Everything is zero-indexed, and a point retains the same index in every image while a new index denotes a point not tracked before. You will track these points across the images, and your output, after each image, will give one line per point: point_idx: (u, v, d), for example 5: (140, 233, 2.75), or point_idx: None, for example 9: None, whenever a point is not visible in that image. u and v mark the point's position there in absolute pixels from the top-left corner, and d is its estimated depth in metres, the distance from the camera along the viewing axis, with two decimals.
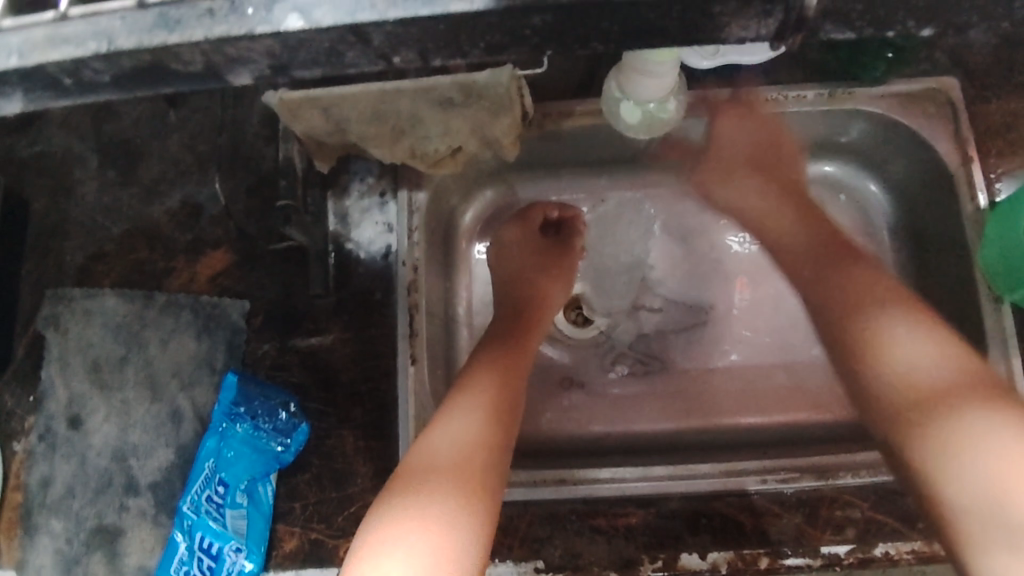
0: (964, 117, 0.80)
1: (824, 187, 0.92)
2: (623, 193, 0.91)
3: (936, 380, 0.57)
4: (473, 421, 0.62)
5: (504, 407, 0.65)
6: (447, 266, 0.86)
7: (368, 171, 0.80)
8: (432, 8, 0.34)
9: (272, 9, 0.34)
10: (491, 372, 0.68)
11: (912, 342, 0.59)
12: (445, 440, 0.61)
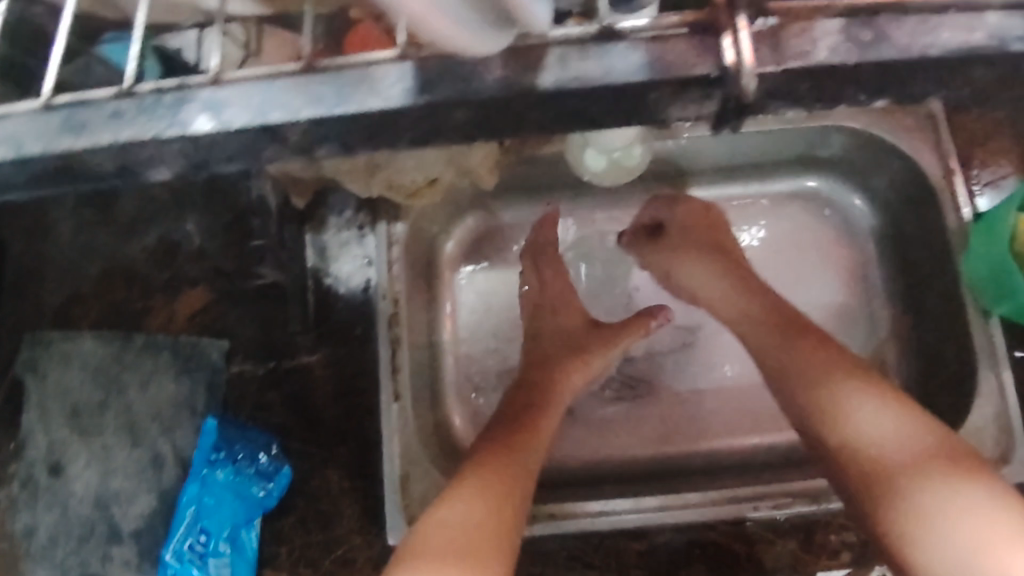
0: (945, 129, 0.79)
1: (809, 201, 0.90)
2: (605, 213, 0.89)
3: (918, 470, 0.53)
4: (484, 511, 0.58)
5: (515, 496, 0.60)
6: (430, 296, 0.85)
7: (345, 205, 0.79)
8: (344, 106, 0.35)
9: (178, 111, 0.36)
10: (503, 459, 0.63)
11: (890, 424, 0.56)
12: (454, 527, 0.56)
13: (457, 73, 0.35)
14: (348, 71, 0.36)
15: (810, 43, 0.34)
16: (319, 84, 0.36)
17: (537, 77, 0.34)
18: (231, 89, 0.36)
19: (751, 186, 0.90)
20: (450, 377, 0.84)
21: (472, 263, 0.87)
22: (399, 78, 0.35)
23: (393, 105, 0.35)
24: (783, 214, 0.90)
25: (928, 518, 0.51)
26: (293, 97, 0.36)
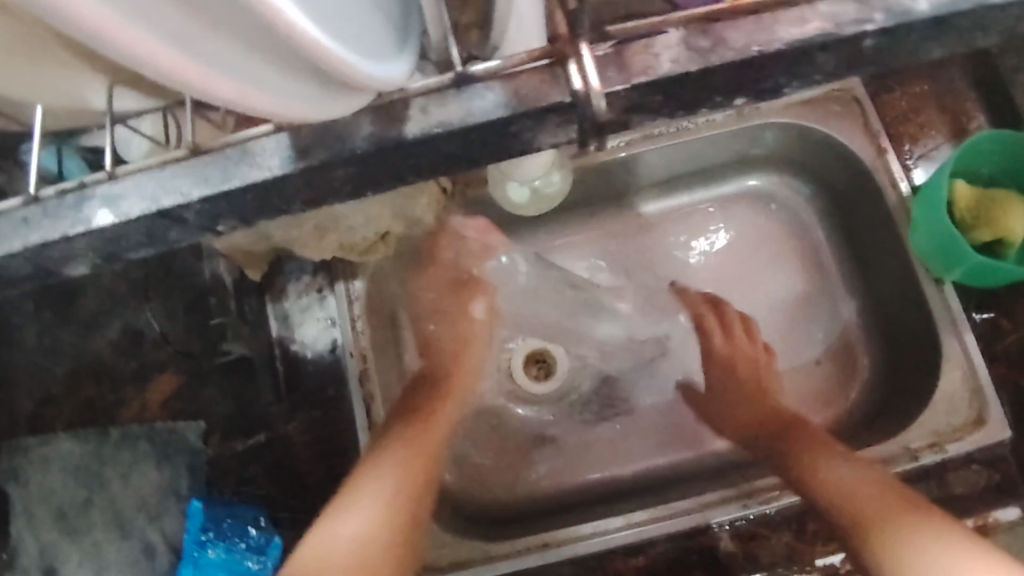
0: (871, 112, 0.82)
1: (753, 201, 0.92)
2: (558, 240, 0.91)
3: (920, 538, 0.58)
4: (399, 489, 0.69)
5: (427, 478, 0.71)
6: (397, 347, 0.86)
7: (302, 269, 0.80)
8: (233, 180, 0.37)
9: (82, 208, 0.38)
10: (417, 440, 0.73)
11: (889, 498, 0.63)
12: (374, 510, 0.67)
13: (348, 133, 0.37)
14: (232, 147, 0.38)
15: (655, 59, 0.36)
16: (209, 164, 0.38)
17: (403, 128, 0.36)
18: (125, 181, 0.38)
19: (697, 193, 0.92)
20: None
21: None
22: (277, 148, 0.37)
23: (275, 174, 0.37)
24: (732, 215, 0.92)
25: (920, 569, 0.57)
26: (185, 179, 0.37)
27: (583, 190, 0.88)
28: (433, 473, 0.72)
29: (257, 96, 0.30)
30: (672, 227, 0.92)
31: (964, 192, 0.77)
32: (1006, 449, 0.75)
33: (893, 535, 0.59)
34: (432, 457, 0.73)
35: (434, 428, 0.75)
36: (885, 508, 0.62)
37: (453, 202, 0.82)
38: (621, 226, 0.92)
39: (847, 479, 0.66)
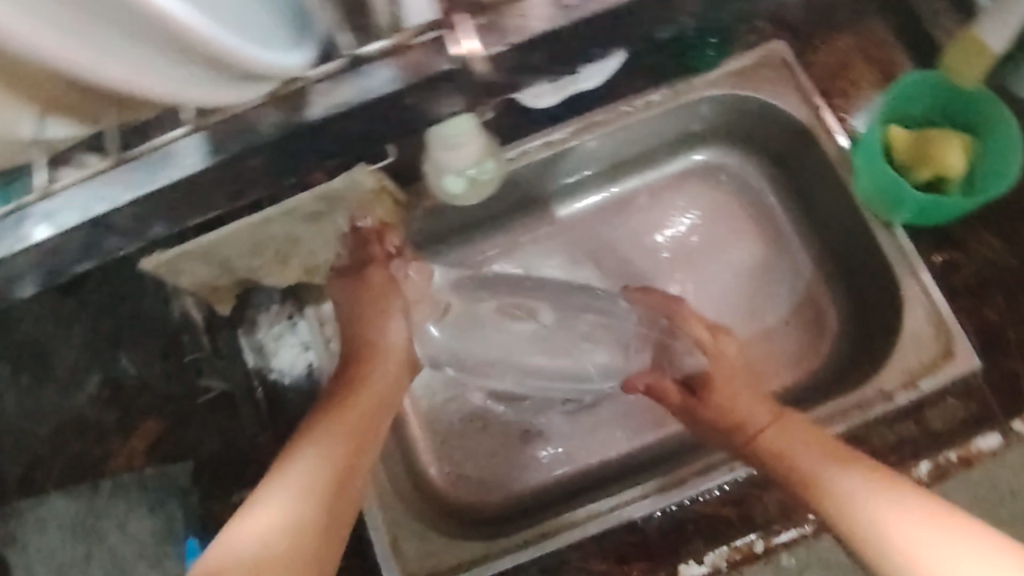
0: (802, 72, 0.84)
1: (702, 175, 0.94)
2: (523, 240, 0.94)
3: (901, 517, 0.58)
4: (319, 477, 0.62)
5: (352, 465, 0.65)
6: None
7: (271, 299, 0.81)
8: (157, 183, 0.39)
9: (20, 225, 0.40)
10: (338, 422, 0.67)
11: (872, 488, 0.61)
12: (286, 499, 0.59)
13: (258, 133, 0.38)
14: (152, 151, 0.39)
15: (523, 17, 0.36)
16: (133, 169, 0.39)
17: (304, 113, 0.38)
18: (60, 197, 0.39)
19: (648, 175, 0.94)
20: (416, 434, 0.87)
21: None
22: (194, 148, 0.38)
23: (195, 172, 0.39)
24: (685, 191, 0.94)
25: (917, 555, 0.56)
26: (113, 188, 0.39)
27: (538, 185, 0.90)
28: (355, 461, 0.65)
29: (151, 79, 0.31)
30: (630, 212, 0.94)
31: (899, 136, 0.81)
32: (979, 378, 0.76)
33: (880, 516, 0.59)
34: (352, 449, 0.66)
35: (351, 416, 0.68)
36: (866, 500, 0.60)
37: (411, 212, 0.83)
38: (591, 214, 0.94)
39: (828, 468, 0.64)
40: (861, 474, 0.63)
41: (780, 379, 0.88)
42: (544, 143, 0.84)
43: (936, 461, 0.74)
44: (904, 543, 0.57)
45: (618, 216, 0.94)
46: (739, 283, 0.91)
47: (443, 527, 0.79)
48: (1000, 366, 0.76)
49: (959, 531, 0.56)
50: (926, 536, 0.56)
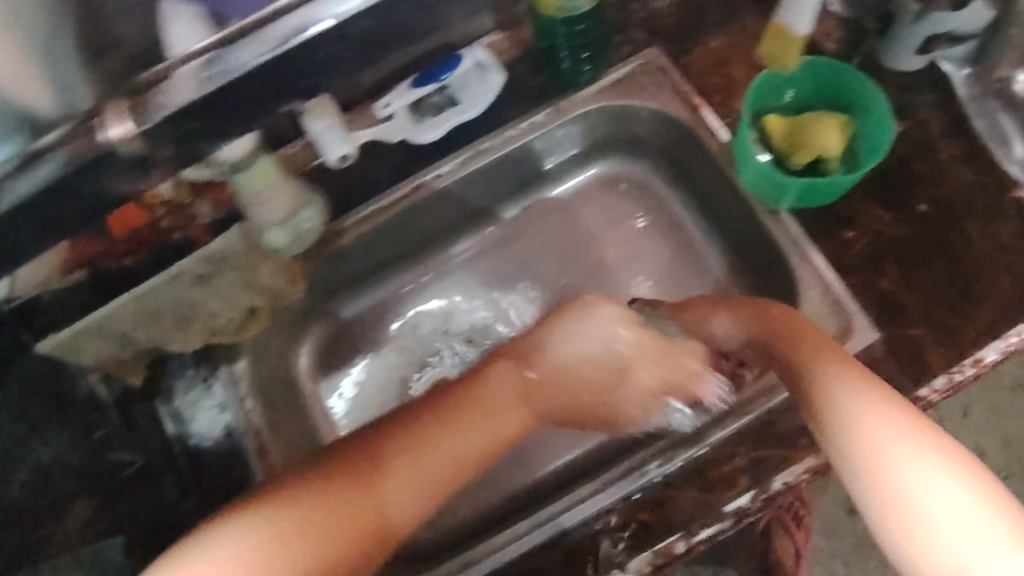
0: (677, 76, 0.85)
1: (604, 184, 0.95)
2: (445, 265, 0.94)
3: (894, 434, 0.60)
4: (428, 471, 0.70)
5: (455, 476, 0.72)
6: (296, 416, 0.87)
7: (183, 365, 0.82)
8: None
9: None
10: (511, 406, 0.76)
11: (896, 419, 0.61)
12: (410, 488, 0.69)
13: None
14: None
15: (180, 28, 0.33)
16: None
17: None
18: None
19: (549, 192, 0.95)
20: None
21: (329, 369, 0.90)
22: None
23: None
24: (589, 202, 0.95)
25: (883, 472, 0.58)
26: None
27: (439, 219, 0.91)
28: (467, 467, 0.73)
29: None
30: (537, 231, 0.94)
31: (775, 124, 0.82)
32: (877, 349, 0.76)
33: (865, 420, 0.61)
34: (492, 447, 0.75)
35: (507, 407, 0.76)
36: (856, 401, 0.62)
37: (310, 263, 0.84)
38: (541, 219, 0.94)
39: (858, 386, 0.63)
40: (887, 401, 0.62)
41: None
42: (433, 177, 0.84)
43: None
44: (886, 451, 0.59)
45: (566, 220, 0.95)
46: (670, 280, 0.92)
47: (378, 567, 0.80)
48: (899, 334, 0.77)
49: (950, 468, 0.58)
50: (910, 463, 0.58)
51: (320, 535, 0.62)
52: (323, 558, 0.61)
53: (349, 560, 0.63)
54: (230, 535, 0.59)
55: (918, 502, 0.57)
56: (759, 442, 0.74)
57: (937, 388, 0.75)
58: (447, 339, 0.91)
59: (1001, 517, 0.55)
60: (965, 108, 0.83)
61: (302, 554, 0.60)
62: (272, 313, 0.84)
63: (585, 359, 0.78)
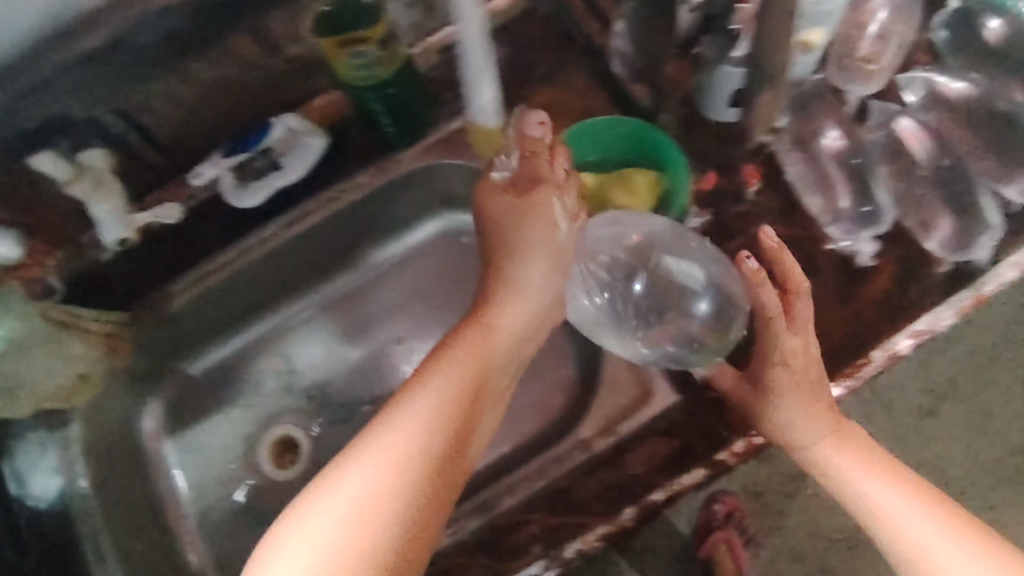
0: (501, 133, 0.84)
1: (447, 236, 0.93)
2: (290, 318, 0.93)
3: (886, 493, 0.65)
4: (427, 432, 0.61)
5: (448, 438, 0.62)
6: (138, 475, 0.88)
7: (21, 427, 0.81)
8: None
9: None
10: (469, 346, 0.69)
11: (877, 471, 0.67)
12: (410, 434, 0.60)
13: None
14: None
15: None
16: None
17: None
18: None
19: (391, 246, 0.93)
20: (190, 538, 0.88)
21: (170, 427, 0.91)
22: None
23: None
24: (430, 254, 0.93)
25: (894, 524, 0.63)
26: None
27: (273, 276, 0.89)
28: (456, 417, 0.64)
29: None
30: (379, 285, 0.93)
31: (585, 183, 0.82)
32: (680, 412, 0.76)
33: (864, 488, 0.67)
34: (468, 386, 0.66)
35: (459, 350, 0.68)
36: (880, 487, 0.66)
37: (141, 328, 0.84)
38: (386, 272, 0.93)
39: (845, 451, 0.69)
40: (863, 451, 0.69)
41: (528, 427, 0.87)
42: (255, 242, 0.84)
43: (640, 503, 0.76)
44: (885, 505, 0.65)
45: (409, 271, 0.93)
46: None
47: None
48: (703, 398, 0.76)
49: (933, 512, 0.63)
50: (902, 513, 0.63)
51: (378, 474, 0.58)
52: (398, 509, 0.57)
53: (422, 496, 0.59)
54: (308, 528, 0.55)
55: (922, 540, 0.62)
56: (553, 511, 0.76)
57: (737, 451, 0.75)
58: (289, 397, 0.92)
59: (993, 552, 0.60)
60: (782, 159, 0.81)
61: (369, 496, 0.57)
62: (106, 380, 0.84)
63: (510, 325, 0.73)
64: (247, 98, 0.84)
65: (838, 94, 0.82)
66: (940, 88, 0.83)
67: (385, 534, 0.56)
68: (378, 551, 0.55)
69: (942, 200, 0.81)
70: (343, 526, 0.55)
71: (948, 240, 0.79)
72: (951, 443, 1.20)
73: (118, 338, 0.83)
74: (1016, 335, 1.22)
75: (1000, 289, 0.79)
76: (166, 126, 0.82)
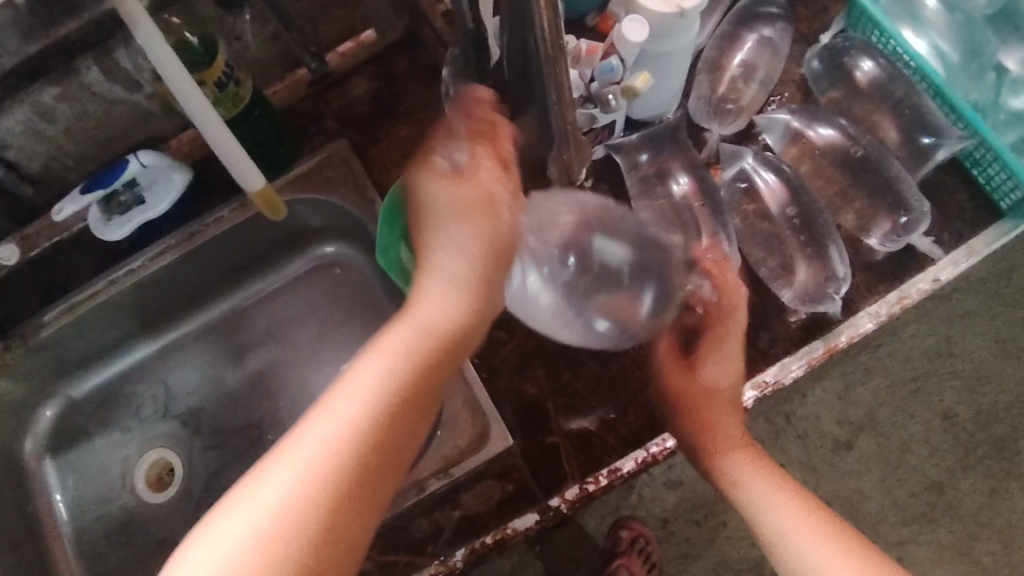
0: (360, 169, 0.83)
1: (319, 265, 0.95)
2: (169, 344, 0.96)
3: (762, 493, 0.67)
4: (371, 394, 0.56)
5: (394, 400, 0.57)
6: (17, 494, 0.90)
7: None
8: None
9: None
10: (406, 334, 0.61)
11: (752, 467, 0.69)
12: (359, 397, 0.55)
13: None
14: None
15: None
16: None
17: None
18: None
19: (268, 278, 0.95)
20: (66, 555, 0.91)
21: (53, 448, 0.94)
22: None
23: None
24: (305, 286, 0.95)
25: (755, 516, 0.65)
26: None
27: (148, 304, 0.91)
28: (404, 382, 0.58)
29: None
30: (257, 314, 0.95)
31: None
32: (516, 456, 0.77)
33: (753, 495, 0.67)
34: (419, 351, 0.60)
35: (425, 311, 0.63)
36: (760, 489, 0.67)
37: (13, 354, 0.85)
38: (262, 300, 0.95)
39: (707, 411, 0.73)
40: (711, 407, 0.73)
41: None
42: (126, 272, 0.86)
43: (471, 546, 0.76)
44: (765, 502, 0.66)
45: (283, 298, 0.95)
46: None
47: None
48: (536, 443, 0.77)
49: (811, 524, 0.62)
50: (765, 500, 0.66)
51: (336, 426, 0.54)
52: (326, 480, 0.52)
53: (359, 464, 0.53)
54: (261, 489, 0.50)
55: (792, 534, 0.62)
56: (388, 549, 0.75)
57: (567, 497, 0.76)
58: (166, 421, 0.94)
59: (821, 538, 0.61)
60: (635, 205, 0.80)
61: (328, 443, 0.53)
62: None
63: (445, 312, 0.63)
64: (119, 131, 0.85)
65: (698, 132, 0.83)
66: (803, 130, 0.82)
67: (330, 482, 0.52)
68: (328, 475, 0.52)
69: (802, 242, 0.78)
70: (309, 471, 0.51)
71: (801, 288, 0.77)
72: (868, 475, 1.13)
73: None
74: (937, 365, 1.14)
75: (852, 342, 0.76)
76: (36, 160, 0.83)
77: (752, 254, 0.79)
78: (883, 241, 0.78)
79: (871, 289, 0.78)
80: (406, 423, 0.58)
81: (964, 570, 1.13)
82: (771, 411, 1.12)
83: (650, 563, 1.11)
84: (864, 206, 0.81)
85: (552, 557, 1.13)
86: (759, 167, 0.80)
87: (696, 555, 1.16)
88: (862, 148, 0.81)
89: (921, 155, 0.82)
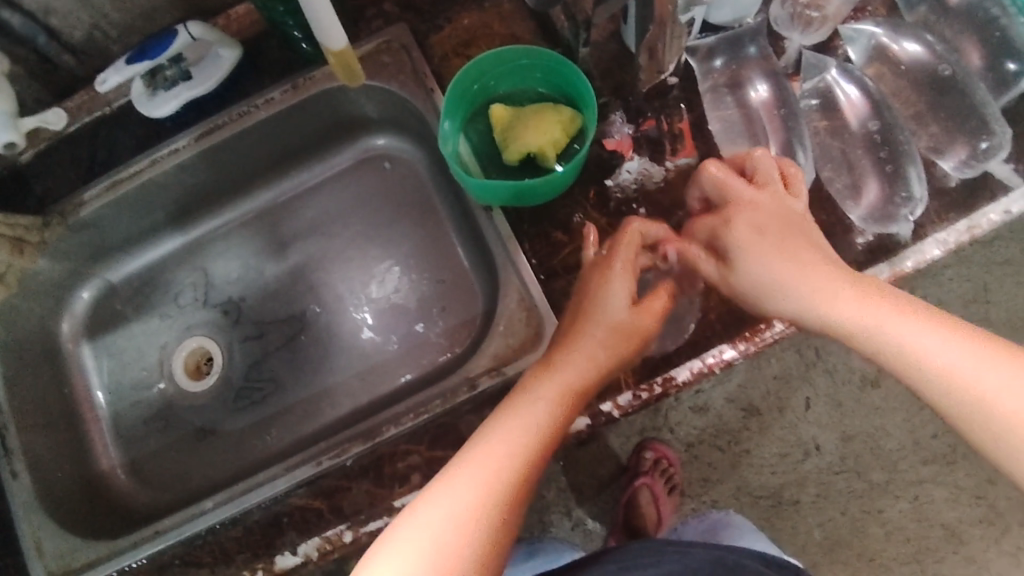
0: (421, 57, 0.80)
1: (367, 160, 0.92)
2: (210, 230, 0.94)
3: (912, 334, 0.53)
4: (503, 465, 0.54)
5: (522, 480, 0.54)
6: (54, 374, 0.89)
7: None
8: None
9: None
10: (583, 364, 0.64)
11: (839, 291, 0.59)
12: (537, 413, 0.59)
13: None
14: None
15: None
16: None
17: None
18: None
19: (315, 169, 0.93)
20: (104, 436, 0.91)
21: (89, 333, 0.92)
22: None
23: None
24: (352, 179, 0.93)
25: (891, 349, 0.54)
26: None
27: (190, 188, 0.88)
28: (537, 454, 0.56)
29: None
30: (301, 207, 0.93)
31: (499, 116, 0.76)
32: None
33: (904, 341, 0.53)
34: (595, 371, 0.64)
35: (603, 330, 0.65)
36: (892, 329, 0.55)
37: (53, 232, 0.82)
38: (307, 191, 0.93)
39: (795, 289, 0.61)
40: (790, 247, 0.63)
41: (423, 361, 0.86)
42: (171, 152, 0.82)
43: None
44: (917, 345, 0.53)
45: (329, 191, 0.93)
46: (421, 265, 0.89)
47: (93, 530, 0.82)
48: None
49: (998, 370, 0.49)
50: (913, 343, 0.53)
51: (500, 456, 0.55)
52: (496, 504, 0.52)
53: (517, 487, 0.54)
54: (400, 543, 0.49)
55: (972, 375, 0.49)
56: (435, 444, 0.75)
57: (620, 404, 0.73)
58: (206, 310, 0.93)
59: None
60: (706, 114, 0.77)
61: (493, 465, 0.54)
62: (18, 285, 0.83)
63: (619, 323, 0.66)
64: (166, 3, 0.81)
65: (778, 41, 0.79)
66: (888, 45, 0.80)
67: (478, 530, 0.50)
68: (495, 501, 0.52)
69: (879, 158, 0.77)
70: (479, 487, 0.52)
71: (872, 209, 0.74)
72: (891, 417, 1.09)
73: (24, 241, 0.80)
74: (971, 312, 1.10)
75: (918, 268, 0.72)
76: (81, 28, 0.80)
77: (823, 171, 0.77)
78: (959, 166, 0.75)
79: (943, 215, 0.74)
80: (528, 496, 0.55)
81: (978, 513, 1.08)
82: (803, 342, 1.10)
83: (671, 485, 1.09)
84: (941, 131, 0.78)
85: (577, 472, 1.11)
86: (841, 79, 0.79)
87: (717, 480, 1.11)
88: (949, 68, 0.79)
89: (1005, 84, 0.79)
